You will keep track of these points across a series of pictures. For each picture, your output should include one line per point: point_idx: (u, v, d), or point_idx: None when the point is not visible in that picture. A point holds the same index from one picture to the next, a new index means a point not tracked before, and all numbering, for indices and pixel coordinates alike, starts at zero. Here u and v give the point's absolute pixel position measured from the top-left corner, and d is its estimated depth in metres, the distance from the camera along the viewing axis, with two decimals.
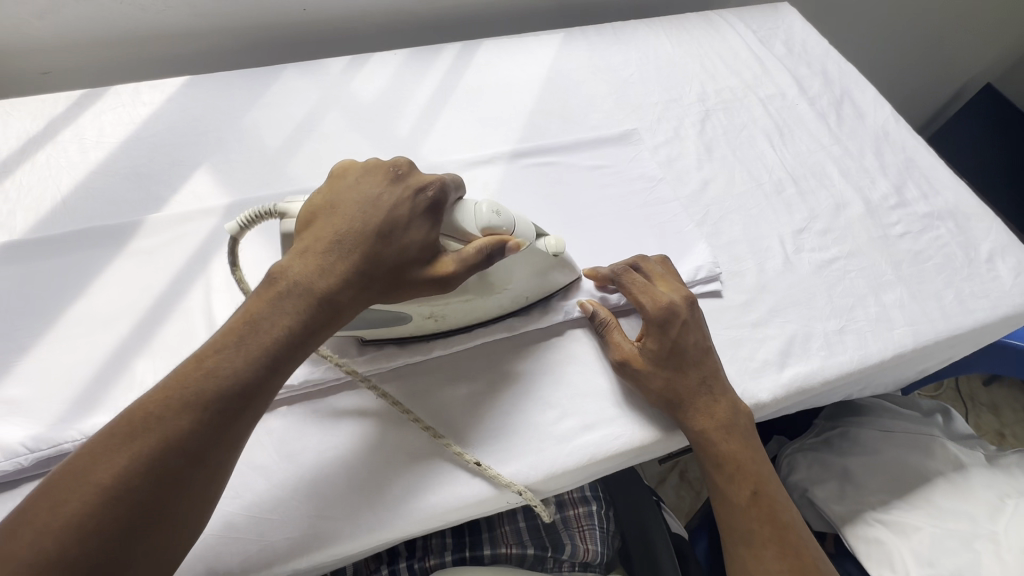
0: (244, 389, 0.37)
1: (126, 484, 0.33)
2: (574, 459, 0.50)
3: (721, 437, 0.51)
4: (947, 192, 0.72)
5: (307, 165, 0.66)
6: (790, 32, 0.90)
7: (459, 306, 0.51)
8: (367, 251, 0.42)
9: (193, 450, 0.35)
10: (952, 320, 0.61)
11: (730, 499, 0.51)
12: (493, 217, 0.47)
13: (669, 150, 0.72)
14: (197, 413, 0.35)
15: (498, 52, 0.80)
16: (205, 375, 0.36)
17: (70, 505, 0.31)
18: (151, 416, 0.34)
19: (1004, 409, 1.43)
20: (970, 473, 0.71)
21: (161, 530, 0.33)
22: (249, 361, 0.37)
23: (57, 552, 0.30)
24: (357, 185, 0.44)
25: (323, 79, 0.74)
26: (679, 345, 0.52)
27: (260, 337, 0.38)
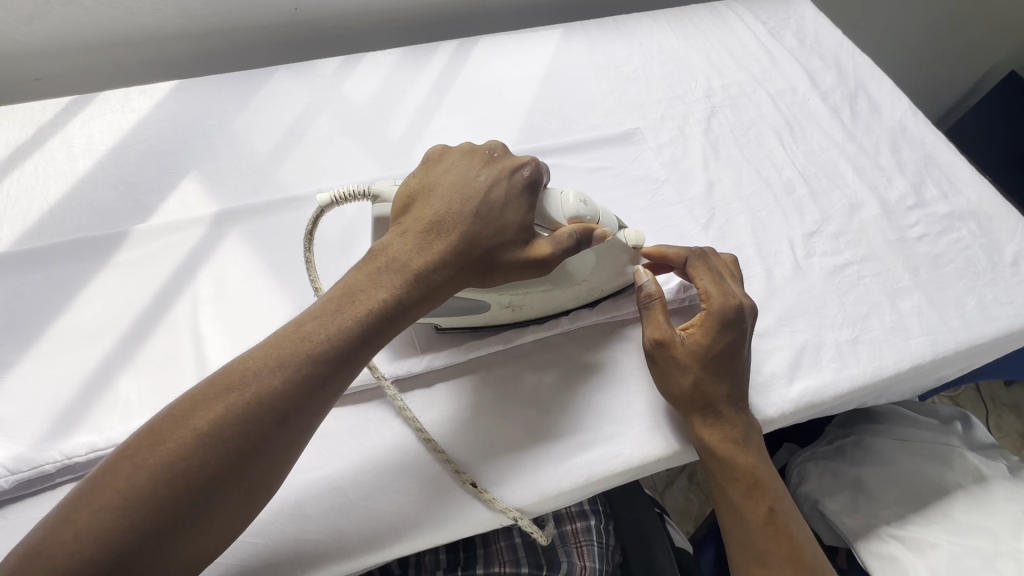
0: (336, 355, 0.38)
1: (220, 435, 0.34)
2: (562, 472, 0.48)
3: (733, 451, 0.48)
4: (969, 190, 0.68)
5: (298, 172, 0.64)
6: (802, 22, 0.86)
7: (536, 298, 0.51)
8: (464, 231, 0.43)
9: (282, 412, 0.36)
10: (974, 329, 0.57)
11: (742, 518, 0.48)
12: (580, 206, 0.47)
13: (673, 150, 0.69)
14: (291, 375, 0.37)
15: (495, 50, 0.78)
16: (303, 339, 0.38)
17: (166, 447, 0.34)
18: (251, 372, 0.36)
19: None
20: (992, 486, 0.68)
21: (242, 485, 0.35)
22: (343, 331, 0.39)
23: (151, 488, 0.32)
24: (456, 169, 0.46)
25: (315, 81, 0.72)
26: (728, 348, 0.49)
27: (355, 307, 0.40)
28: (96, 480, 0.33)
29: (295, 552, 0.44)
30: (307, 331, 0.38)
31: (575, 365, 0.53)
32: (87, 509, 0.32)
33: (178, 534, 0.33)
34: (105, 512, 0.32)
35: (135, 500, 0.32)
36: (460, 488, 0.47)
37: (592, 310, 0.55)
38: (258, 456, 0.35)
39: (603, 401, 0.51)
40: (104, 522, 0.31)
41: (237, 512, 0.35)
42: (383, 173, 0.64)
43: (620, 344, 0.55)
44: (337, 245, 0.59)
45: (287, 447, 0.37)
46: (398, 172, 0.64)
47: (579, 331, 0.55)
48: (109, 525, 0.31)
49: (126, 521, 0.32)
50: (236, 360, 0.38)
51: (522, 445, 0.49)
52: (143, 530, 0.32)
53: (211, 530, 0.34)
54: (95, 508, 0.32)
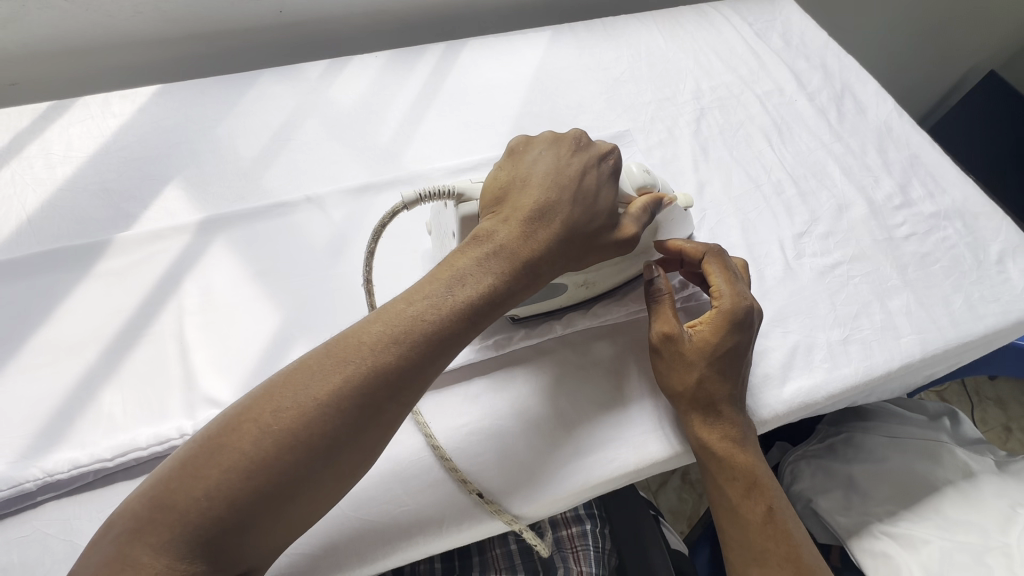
0: (446, 334, 0.39)
1: (339, 407, 0.36)
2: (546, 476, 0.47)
3: (731, 451, 0.48)
4: (954, 190, 0.69)
5: (286, 177, 0.63)
6: (788, 23, 0.86)
7: (607, 273, 0.53)
8: (564, 221, 0.44)
9: (395, 387, 0.37)
10: (962, 327, 0.58)
11: (740, 519, 0.47)
12: (644, 177, 0.50)
13: (663, 152, 0.70)
14: (407, 353, 0.38)
15: (483, 52, 0.77)
16: (415, 318, 0.39)
17: (288, 413, 0.35)
18: (367, 346, 0.38)
19: (1010, 402, 1.41)
20: (980, 481, 0.69)
21: (352, 457, 0.36)
22: (452, 313, 0.40)
23: (275, 452, 0.34)
24: (551, 158, 0.47)
25: (300, 84, 0.71)
26: (731, 350, 0.49)
27: (462, 288, 0.41)
28: (221, 440, 0.34)
29: (284, 569, 0.43)
30: (417, 310, 0.39)
31: (570, 366, 0.53)
32: (215, 468, 0.34)
33: (293, 497, 0.35)
34: (232, 472, 0.33)
35: (258, 463, 0.34)
36: (464, 496, 0.47)
37: (584, 315, 0.55)
38: (369, 429, 0.37)
39: (598, 406, 0.51)
40: (231, 482, 0.33)
41: (344, 480, 0.37)
42: (372, 178, 0.63)
43: (613, 347, 0.54)
44: (328, 252, 0.58)
45: (394, 421, 0.38)
46: (387, 177, 0.63)
47: (573, 334, 0.55)
48: (236, 485, 0.33)
49: (251, 481, 0.34)
50: (350, 330, 0.39)
51: (530, 448, 0.48)
52: (265, 489, 0.34)
53: (321, 495, 0.36)
54: (223, 467, 0.34)
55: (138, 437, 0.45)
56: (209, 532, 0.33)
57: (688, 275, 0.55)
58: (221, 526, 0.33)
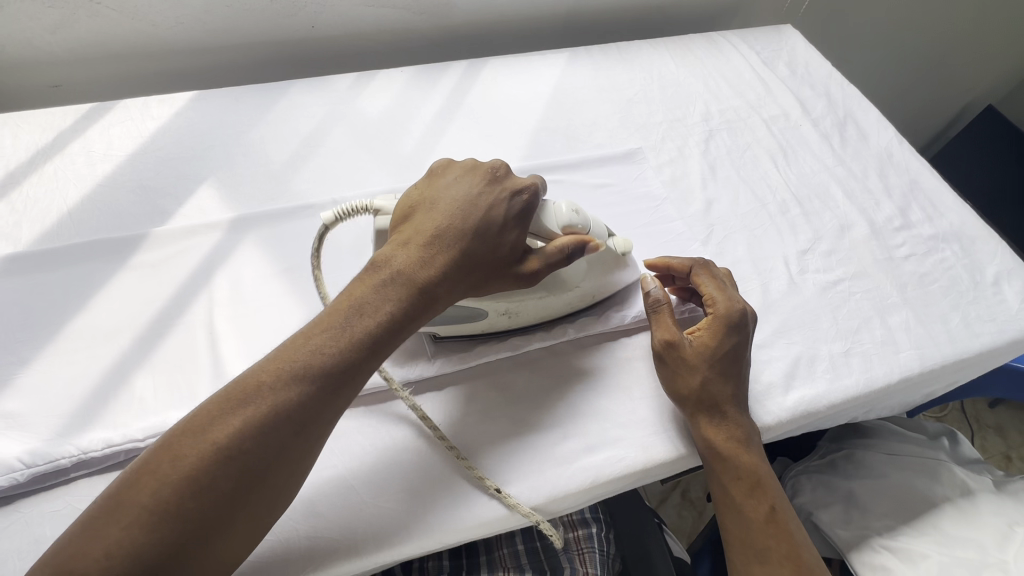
0: (347, 365, 0.41)
1: (240, 446, 0.37)
2: (542, 475, 0.49)
3: (737, 450, 0.50)
4: (952, 214, 0.71)
5: (313, 181, 0.67)
6: (793, 52, 0.91)
7: (532, 305, 0.53)
8: (464, 246, 0.46)
9: (298, 419, 0.39)
10: (959, 344, 0.60)
11: (745, 517, 0.49)
12: (573, 217, 0.51)
13: (673, 169, 0.73)
14: (305, 386, 0.39)
15: (504, 70, 0.81)
16: (313, 351, 0.40)
17: (189, 460, 0.36)
18: (264, 385, 0.39)
19: (1010, 430, 1.42)
20: (977, 499, 0.70)
21: (261, 492, 0.37)
22: (351, 343, 0.41)
23: (177, 501, 0.34)
24: (456, 186, 0.49)
25: (330, 95, 0.75)
26: (729, 354, 0.51)
27: (365, 318, 0.42)
28: (121, 496, 0.34)
29: (305, 551, 0.44)
30: (316, 344, 0.41)
31: (581, 368, 0.55)
32: (117, 523, 0.34)
33: (205, 544, 0.35)
34: (134, 527, 0.33)
35: (162, 514, 0.34)
36: (483, 488, 0.48)
37: (595, 320, 0.57)
38: (278, 464, 0.38)
39: (605, 407, 0.53)
40: (133, 537, 0.33)
41: (260, 515, 0.38)
42: (397, 185, 0.66)
43: (622, 352, 0.57)
44: (350, 252, 0.61)
45: (303, 453, 0.39)
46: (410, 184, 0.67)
47: (584, 338, 0.57)
48: (141, 538, 0.33)
49: (155, 533, 0.34)
50: (248, 373, 0.40)
51: (541, 444, 0.50)
52: (169, 542, 0.34)
53: (237, 536, 0.37)
54: (124, 523, 0.33)
55: (169, 419, 0.48)
56: None
57: (680, 290, 0.58)
58: None
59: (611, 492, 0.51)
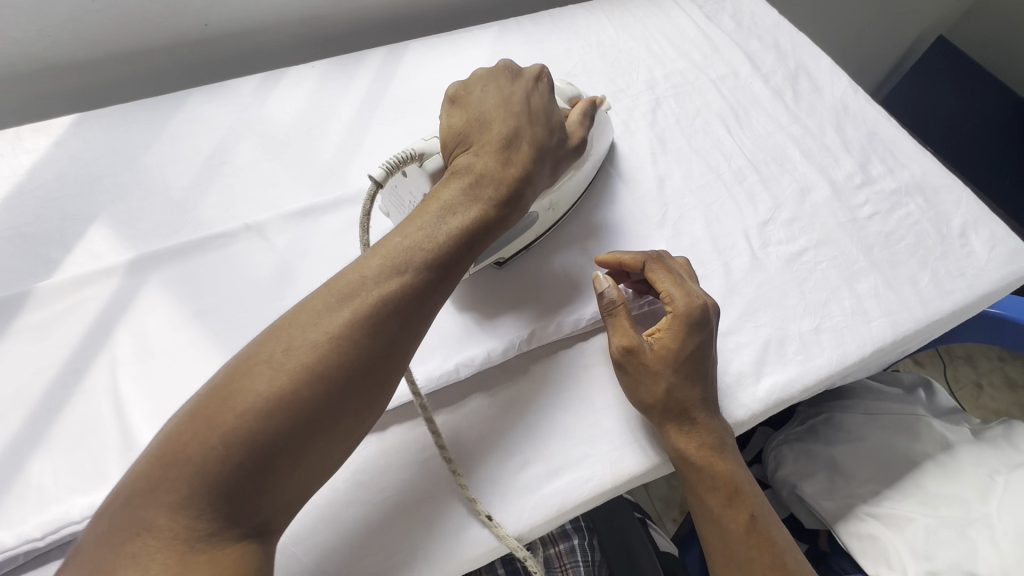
0: (444, 260, 0.42)
1: (352, 337, 0.37)
2: (507, 513, 0.45)
3: (708, 458, 0.47)
4: (914, 164, 0.68)
5: (221, 205, 0.59)
6: (738, 3, 0.85)
7: (566, 189, 0.56)
8: (530, 141, 0.48)
9: (405, 313, 0.39)
10: (930, 305, 0.57)
11: (723, 528, 0.46)
12: (571, 90, 0.57)
13: (621, 147, 0.67)
14: (416, 270, 0.40)
15: (428, 54, 0.74)
16: (412, 248, 0.41)
17: (301, 350, 0.36)
18: (370, 280, 0.39)
19: (978, 359, 1.48)
20: (958, 453, 0.69)
21: (372, 385, 0.38)
22: (445, 239, 0.42)
23: (293, 389, 0.35)
24: (491, 93, 0.51)
25: (233, 103, 0.67)
26: (694, 354, 0.47)
27: (454, 216, 0.44)
28: (233, 386, 0.35)
29: None
30: (413, 242, 0.42)
31: (539, 383, 0.51)
32: (232, 411, 0.34)
33: (319, 434, 0.35)
34: (252, 414, 0.34)
35: (280, 401, 0.34)
36: (439, 536, 0.44)
37: (548, 327, 0.52)
38: (389, 356, 0.38)
39: (569, 425, 0.49)
40: (250, 424, 0.34)
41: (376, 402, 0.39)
42: (316, 199, 0.60)
43: (581, 359, 0.52)
44: (271, 282, 0.54)
45: (410, 349, 0.40)
46: (332, 197, 0.60)
47: (539, 349, 0.53)
48: (260, 425, 0.34)
49: (271, 423, 0.34)
50: (346, 271, 0.40)
51: (502, 475, 0.46)
52: (298, 418, 0.35)
53: (347, 430, 0.37)
54: (241, 410, 0.34)
55: (72, 508, 0.42)
56: (236, 478, 0.33)
57: (636, 285, 0.54)
58: (246, 472, 0.33)
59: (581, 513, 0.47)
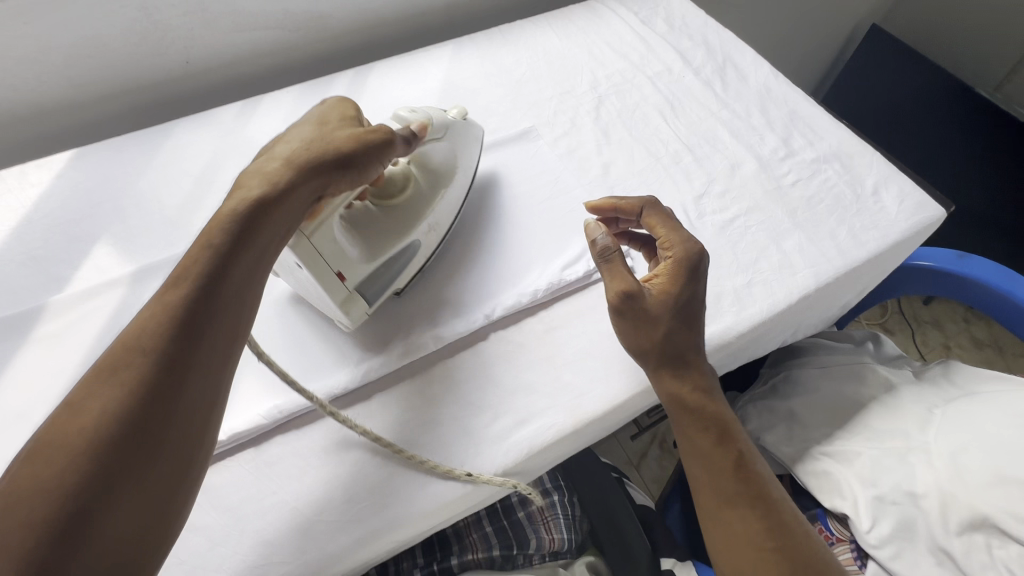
0: (207, 270, 0.39)
1: (126, 370, 0.35)
2: (487, 458, 0.51)
3: (700, 400, 0.53)
4: (830, 136, 0.76)
5: (211, 218, 0.66)
6: (670, 8, 0.93)
7: (442, 209, 0.60)
8: (278, 153, 0.46)
9: (175, 329, 0.37)
10: (849, 255, 0.65)
11: (715, 465, 0.52)
12: (409, 116, 0.57)
13: (569, 141, 0.75)
14: (193, 280, 0.38)
15: (390, 73, 0.81)
16: (179, 275, 0.39)
17: (88, 411, 0.34)
18: (145, 320, 0.37)
19: (945, 322, 1.55)
20: (900, 392, 0.76)
21: (158, 407, 0.35)
22: (215, 250, 0.40)
23: (78, 447, 0.32)
24: (297, 123, 0.50)
25: (216, 128, 0.74)
26: (689, 301, 0.53)
27: (217, 230, 0.41)
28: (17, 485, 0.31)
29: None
30: (182, 269, 0.39)
31: (504, 349, 0.57)
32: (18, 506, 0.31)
33: (122, 481, 0.33)
34: (36, 495, 0.31)
35: (65, 470, 0.32)
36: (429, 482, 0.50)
37: (509, 298, 0.59)
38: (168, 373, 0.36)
39: (530, 380, 0.55)
40: (41, 504, 0.31)
41: (215, 381, 0.38)
42: None
43: (540, 325, 0.59)
44: None
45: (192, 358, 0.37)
46: None
47: (504, 320, 0.59)
48: (48, 503, 0.31)
49: (59, 496, 0.31)
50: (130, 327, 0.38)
51: (477, 427, 0.52)
52: (135, 420, 0.34)
53: (152, 464, 0.34)
54: (33, 500, 0.31)
55: None
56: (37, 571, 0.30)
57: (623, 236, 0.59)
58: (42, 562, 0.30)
59: (557, 454, 0.54)
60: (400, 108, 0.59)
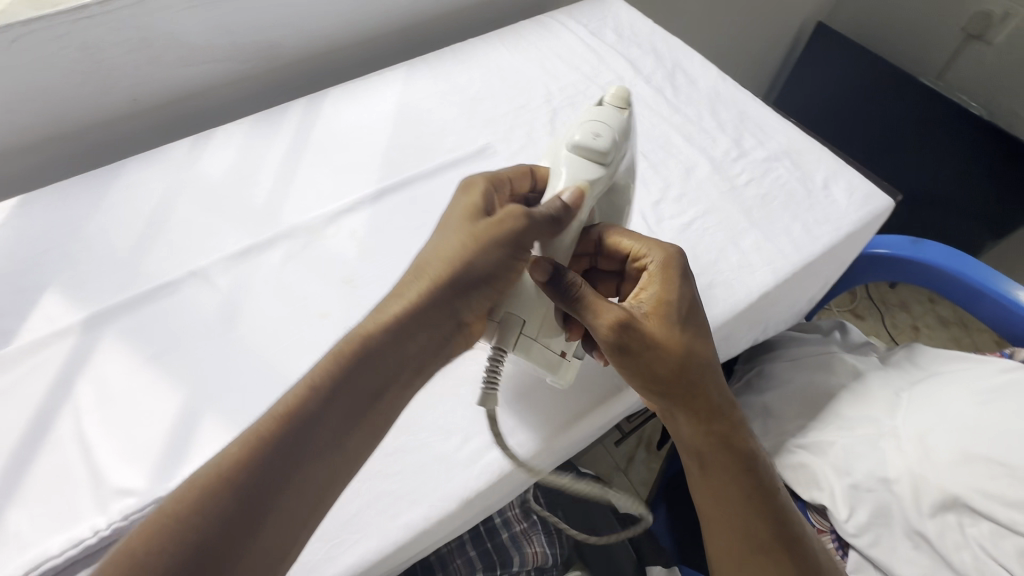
0: (331, 385, 0.45)
1: (246, 460, 0.41)
2: (459, 482, 0.51)
3: (734, 437, 0.55)
4: (779, 134, 0.78)
5: (164, 258, 0.64)
6: (617, 18, 0.95)
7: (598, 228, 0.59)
8: (428, 274, 0.51)
9: (296, 433, 0.43)
10: (804, 250, 0.66)
11: (752, 510, 0.54)
12: (592, 140, 0.55)
13: (526, 156, 0.75)
14: (311, 390, 0.44)
15: (344, 98, 0.81)
16: (306, 382, 0.45)
17: (215, 490, 0.40)
18: (274, 413, 0.43)
19: (912, 304, 1.60)
20: (868, 378, 0.76)
21: (280, 501, 0.41)
22: (337, 367, 0.46)
23: (201, 519, 0.39)
24: (444, 229, 0.54)
25: (167, 165, 0.72)
26: (694, 316, 0.54)
27: (343, 347, 0.47)
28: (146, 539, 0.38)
29: None
30: (308, 376, 0.45)
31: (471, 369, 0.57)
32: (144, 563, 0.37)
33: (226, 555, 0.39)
34: (162, 554, 0.37)
35: (189, 542, 0.38)
36: (400, 511, 0.49)
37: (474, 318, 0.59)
38: (290, 472, 0.42)
39: None
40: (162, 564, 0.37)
41: (298, 504, 0.42)
42: (253, 240, 0.65)
43: None
44: (218, 319, 0.59)
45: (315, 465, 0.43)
46: (268, 236, 0.66)
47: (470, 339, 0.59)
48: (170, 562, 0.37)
49: (171, 559, 0.37)
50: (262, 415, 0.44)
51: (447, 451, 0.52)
52: (241, 501, 0.40)
53: (261, 546, 0.40)
54: (157, 553, 0.37)
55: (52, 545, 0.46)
56: None
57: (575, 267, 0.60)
58: None
59: (532, 473, 0.56)
60: (573, 131, 0.56)
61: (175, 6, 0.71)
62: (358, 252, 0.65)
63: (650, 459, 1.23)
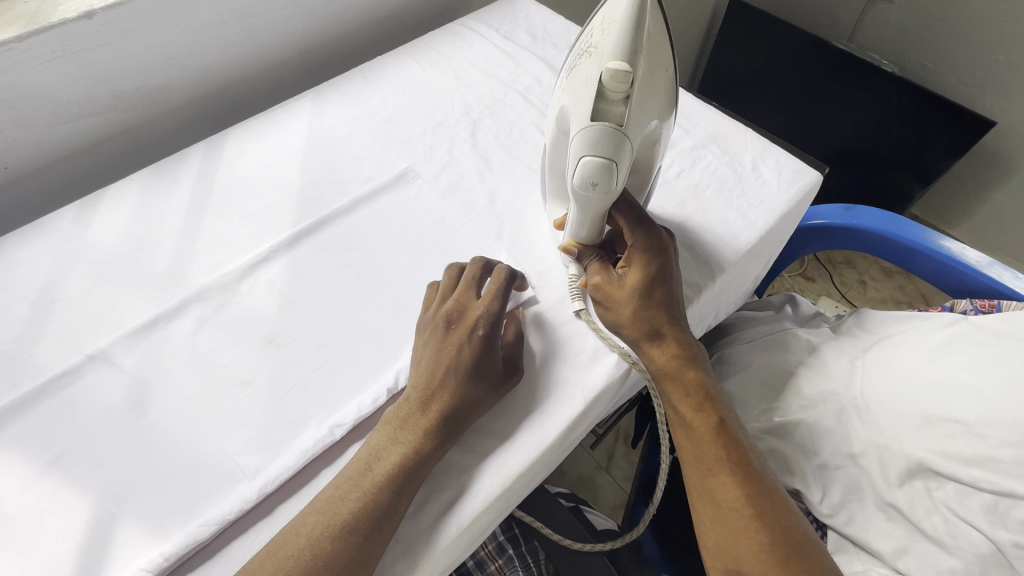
0: (375, 506, 0.45)
1: None
2: (414, 548, 0.48)
3: (682, 369, 0.55)
4: (703, 119, 0.77)
5: (58, 343, 0.57)
6: (529, 17, 0.92)
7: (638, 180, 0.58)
8: (420, 416, 0.49)
9: (336, 565, 0.42)
10: (741, 237, 0.65)
11: (700, 436, 0.53)
12: (592, 188, 0.50)
13: (449, 175, 0.72)
14: (349, 522, 0.44)
15: (248, 136, 0.75)
16: (341, 502, 0.45)
17: None
18: (303, 536, 0.43)
19: (857, 259, 1.64)
20: (822, 351, 0.76)
21: None
22: (377, 485, 0.46)
23: None
24: (422, 351, 0.54)
25: (51, 236, 0.65)
26: (651, 272, 0.55)
27: (368, 476, 0.46)
28: None
29: None
30: (343, 497, 0.45)
31: None
32: None
33: None
34: None
35: None
36: None
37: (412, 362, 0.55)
38: None
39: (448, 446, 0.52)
40: None
41: None
42: (159, 308, 0.59)
43: None
44: (125, 405, 0.53)
45: None
46: (175, 302, 0.60)
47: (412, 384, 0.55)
48: None
49: None
50: (293, 523, 0.45)
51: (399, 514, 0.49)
52: None
53: None
54: None
55: None
56: None
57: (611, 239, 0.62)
58: None
59: (495, 516, 0.53)
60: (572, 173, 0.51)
61: (34, 59, 0.63)
62: (279, 306, 0.60)
63: (631, 455, 1.21)
